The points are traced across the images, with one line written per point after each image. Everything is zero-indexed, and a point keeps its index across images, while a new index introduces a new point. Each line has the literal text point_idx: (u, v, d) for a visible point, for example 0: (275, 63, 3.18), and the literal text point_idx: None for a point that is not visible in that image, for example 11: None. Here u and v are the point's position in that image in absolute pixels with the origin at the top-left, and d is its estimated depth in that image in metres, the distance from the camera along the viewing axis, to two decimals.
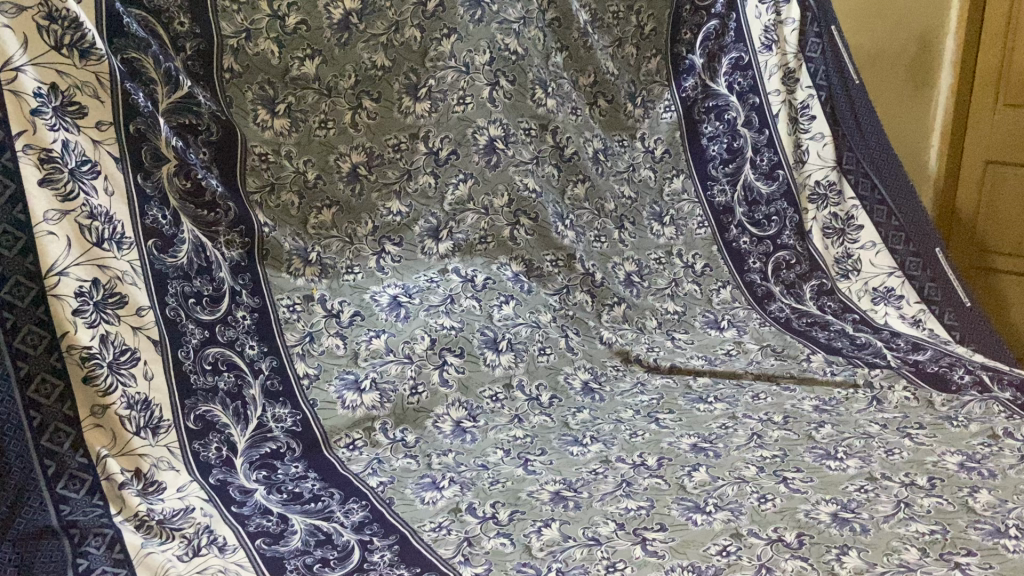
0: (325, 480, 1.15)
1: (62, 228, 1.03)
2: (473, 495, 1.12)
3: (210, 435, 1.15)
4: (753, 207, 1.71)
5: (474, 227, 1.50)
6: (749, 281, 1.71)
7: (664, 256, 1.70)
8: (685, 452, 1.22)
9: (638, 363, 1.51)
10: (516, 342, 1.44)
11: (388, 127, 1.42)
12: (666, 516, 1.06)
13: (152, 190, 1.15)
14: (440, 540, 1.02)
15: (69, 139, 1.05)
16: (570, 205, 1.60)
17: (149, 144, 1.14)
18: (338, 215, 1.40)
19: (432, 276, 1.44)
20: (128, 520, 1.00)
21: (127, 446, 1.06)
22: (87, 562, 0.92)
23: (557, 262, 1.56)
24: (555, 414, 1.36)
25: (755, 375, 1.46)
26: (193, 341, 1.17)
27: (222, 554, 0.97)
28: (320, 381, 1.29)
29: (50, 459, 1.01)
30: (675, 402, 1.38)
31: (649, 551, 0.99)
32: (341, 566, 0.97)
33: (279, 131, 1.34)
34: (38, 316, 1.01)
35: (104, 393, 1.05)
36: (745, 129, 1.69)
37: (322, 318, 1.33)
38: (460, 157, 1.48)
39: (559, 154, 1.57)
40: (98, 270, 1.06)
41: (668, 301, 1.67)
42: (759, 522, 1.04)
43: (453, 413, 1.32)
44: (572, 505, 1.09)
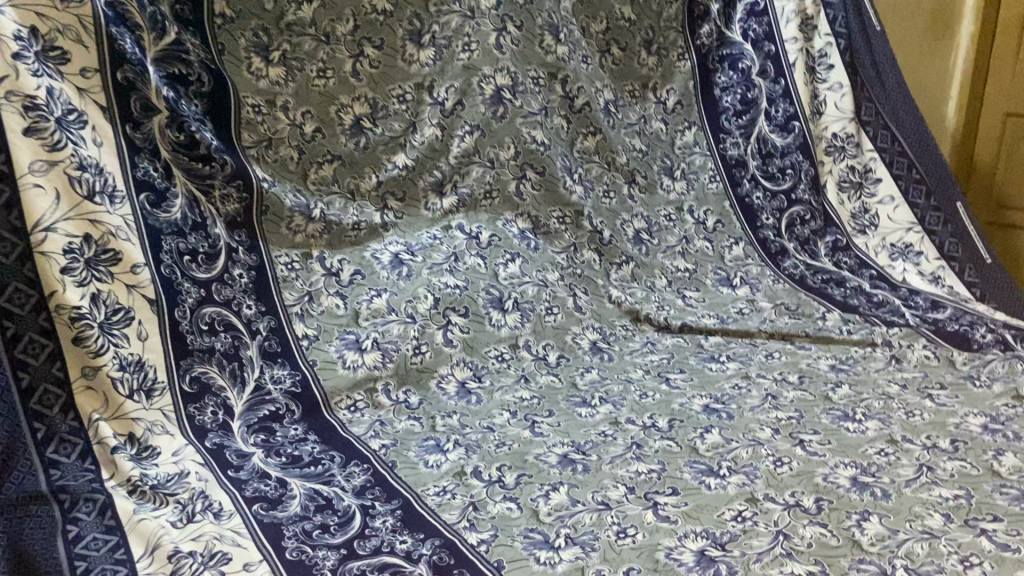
0: (326, 443, 1.11)
1: (50, 181, 0.98)
2: (478, 458, 1.08)
3: (206, 398, 1.11)
4: (767, 160, 1.65)
5: (479, 181, 1.44)
6: (762, 237, 1.64)
7: (675, 214, 1.63)
8: (697, 414, 1.17)
9: (648, 322, 1.46)
10: (524, 302, 1.39)
11: (391, 77, 1.35)
12: (678, 480, 1.02)
13: (142, 142, 1.09)
14: (445, 505, 0.99)
15: (53, 87, 0.99)
16: (579, 157, 1.54)
17: (139, 93, 1.08)
18: (341, 170, 1.33)
19: (435, 233, 1.38)
20: (121, 485, 0.96)
21: (121, 410, 1.02)
22: (77, 529, 0.89)
23: (564, 219, 1.51)
24: (563, 373, 1.32)
25: (769, 334, 1.41)
26: (189, 300, 1.12)
27: (218, 520, 0.93)
28: (320, 342, 1.24)
29: (39, 422, 0.97)
30: (687, 361, 1.34)
31: (661, 516, 0.95)
32: (342, 532, 0.93)
33: (274, 80, 1.26)
34: (24, 274, 0.97)
35: (96, 354, 1.01)
36: (760, 78, 1.63)
37: (321, 278, 1.27)
38: (466, 108, 1.41)
39: (568, 105, 1.52)
40: (89, 225, 1.02)
41: (678, 258, 1.61)
42: (776, 486, 1.00)
43: (458, 373, 1.29)
44: (581, 468, 1.05)
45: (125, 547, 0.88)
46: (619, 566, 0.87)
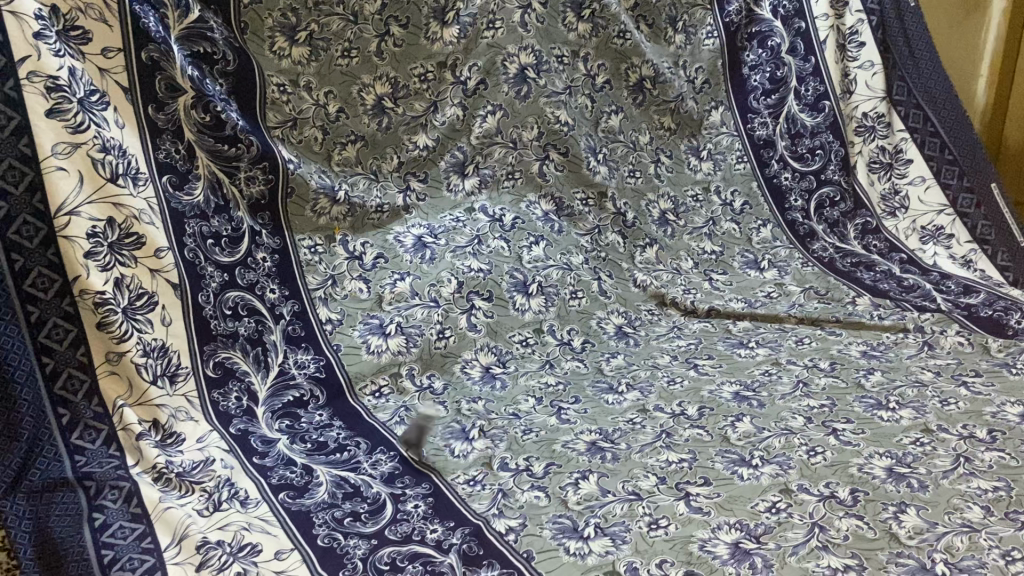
0: (351, 429, 1.10)
1: (73, 163, 0.96)
2: (506, 447, 1.06)
3: (230, 383, 1.10)
4: (796, 141, 1.62)
5: (502, 161, 1.41)
6: (790, 220, 1.62)
7: (701, 193, 1.62)
8: (727, 402, 1.15)
9: (674, 306, 1.44)
10: (548, 286, 1.36)
11: (413, 56, 1.33)
12: (710, 470, 1.00)
13: (165, 123, 1.07)
14: (474, 494, 0.97)
15: (76, 67, 0.97)
16: (605, 137, 1.51)
17: (163, 74, 1.06)
18: (364, 151, 1.31)
19: (458, 215, 1.37)
20: (146, 473, 0.95)
21: (146, 395, 1.01)
22: (103, 517, 0.88)
23: (589, 200, 1.48)
24: (588, 359, 1.30)
25: (798, 319, 1.38)
26: (212, 284, 1.11)
27: (244, 508, 0.92)
28: (344, 326, 1.23)
29: (64, 408, 0.96)
30: (715, 347, 1.32)
31: (693, 507, 0.94)
32: (373, 520, 0.92)
33: (298, 60, 1.24)
34: (48, 258, 0.95)
35: (120, 339, 1.00)
36: (790, 56, 1.58)
37: (344, 261, 1.26)
38: (489, 88, 1.38)
39: (593, 83, 1.49)
40: (112, 209, 1.00)
41: (705, 241, 1.59)
42: (810, 476, 0.98)
43: (482, 358, 1.27)
44: (610, 457, 1.03)
45: (152, 536, 0.87)
46: (651, 558, 0.86)
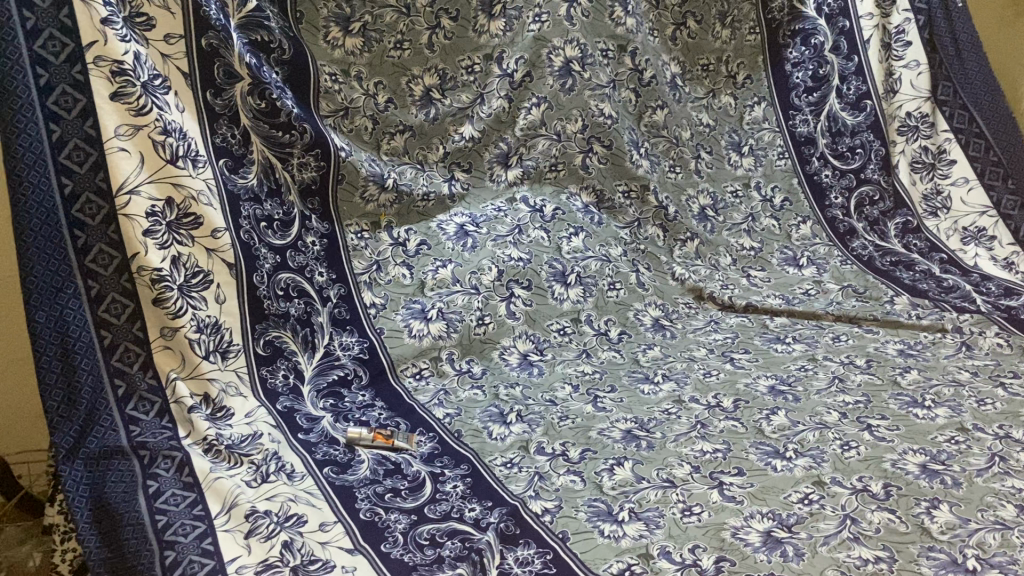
0: (391, 410, 1.13)
1: (134, 145, 1.00)
2: (542, 433, 1.08)
3: (278, 361, 1.13)
4: (838, 139, 1.61)
5: (545, 154, 1.43)
6: (829, 217, 1.62)
7: (741, 189, 1.63)
8: (763, 395, 1.16)
9: (711, 301, 1.45)
10: (586, 276, 1.38)
11: (461, 49, 1.36)
12: (744, 461, 1.02)
13: (222, 109, 1.11)
14: (512, 476, 0.99)
15: (140, 51, 1.01)
16: (647, 131, 1.53)
17: (221, 60, 1.10)
18: (411, 141, 1.35)
19: (500, 205, 1.40)
20: (197, 444, 0.99)
21: (197, 370, 1.05)
22: (156, 484, 0.92)
23: (630, 193, 1.50)
24: (625, 350, 1.31)
25: (836, 317, 1.39)
26: (266, 266, 1.15)
27: (291, 481, 0.96)
28: (387, 310, 1.26)
29: (119, 379, 1.00)
30: (752, 341, 1.33)
31: (727, 496, 0.95)
32: (413, 497, 0.95)
33: (349, 50, 1.28)
34: (108, 235, 0.99)
35: (174, 316, 1.03)
36: (833, 55, 1.57)
37: (388, 247, 1.30)
38: (535, 80, 1.40)
39: (638, 79, 1.49)
40: (171, 189, 1.04)
41: (744, 237, 1.60)
42: (843, 470, 0.99)
43: (520, 346, 1.29)
44: (645, 445, 1.05)
45: (203, 504, 0.91)
46: (684, 543, 0.88)
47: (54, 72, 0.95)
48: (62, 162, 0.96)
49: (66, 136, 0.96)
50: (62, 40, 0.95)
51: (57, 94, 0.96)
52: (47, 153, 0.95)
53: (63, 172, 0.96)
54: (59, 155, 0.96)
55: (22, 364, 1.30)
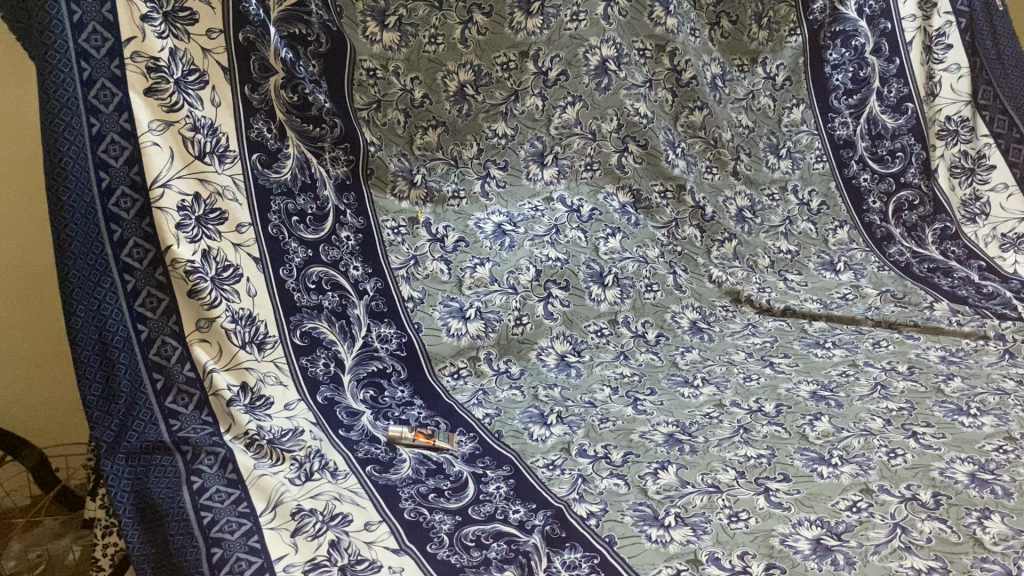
0: (431, 408, 1.13)
1: (166, 139, 0.99)
2: (584, 435, 1.07)
3: (318, 350, 1.12)
4: (876, 142, 1.59)
5: (580, 152, 1.42)
6: (867, 221, 1.60)
7: (777, 192, 1.61)
8: (805, 400, 1.15)
9: (749, 304, 1.44)
10: (624, 277, 1.37)
11: (497, 44, 1.34)
12: (789, 467, 1.01)
13: (259, 104, 1.10)
14: (555, 479, 0.99)
15: (175, 48, 1.00)
16: (684, 132, 1.52)
17: (257, 55, 1.09)
18: (444, 137, 1.35)
19: (537, 204, 1.39)
20: (237, 439, 0.98)
21: (235, 360, 1.03)
22: (200, 481, 0.91)
23: (666, 193, 1.48)
24: (663, 352, 1.30)
25: (875, 323, 1.37)
26: (295, 260, 1.13)
27: (334, 479, 0.95)
28: (425, 305, 1.26)
29: (158, 373, 0.98)
30: (791, 346, 1.31)
31: (773, 502, 0.94)
32: (457, 497, 0.95)
33: (388, 45, 1.27)
34: (143, 229, 0.98)
35: (210, 307, 1.01)
36: (874, 57, 1.56)
37: (426, 242, 1.30)
38: (570, 79, 1.39)
39: (675, 79, 1.48)
40: (200, 184, 1.03)
41: (781, 239, 1.59)
42: (890, 477, 0.98)
43: (558, 347, 1.29)
44: (688, 449, 1.04)
45: (248, 500, 0.90)
46: (732, 549, 0.86)
47: (95, 67, 0.94)
48: (100, 156, 0.95)
49: (105, 129, 0.95)
50: (103, 35, 0.94)
51: (97, 88, 0.94)
52: (87, 146, 0.94)
53: (101, 166, 0.95)
54: (97, 149, 0.95)
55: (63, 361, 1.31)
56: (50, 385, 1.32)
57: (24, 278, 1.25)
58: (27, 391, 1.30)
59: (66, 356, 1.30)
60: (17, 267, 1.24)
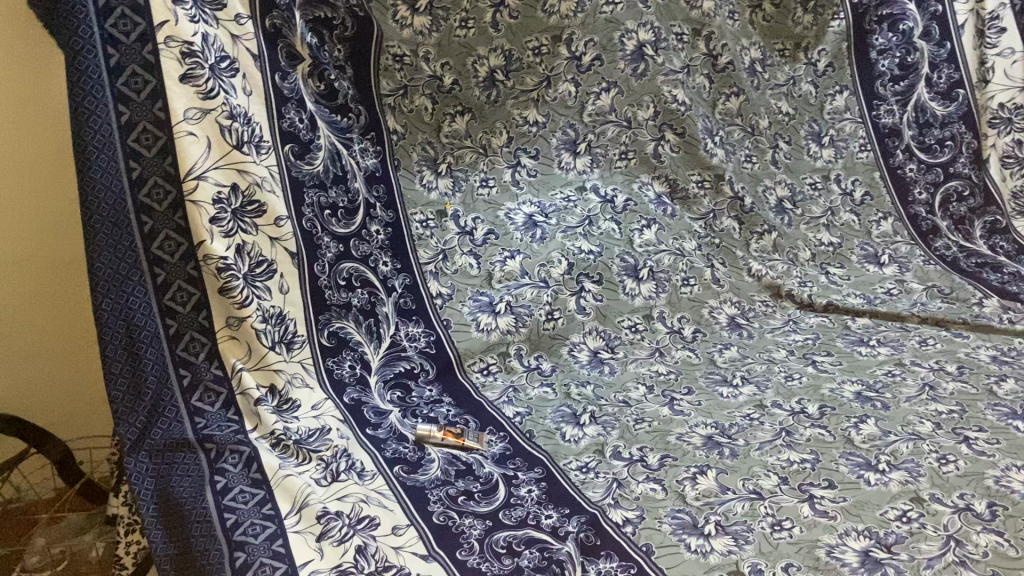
0: (460, 407, 1.10)
1: (202, 129, 0.94)
2: (618, 436, 1.03)
3: (344, 352, 1.09)
4: (924, 131, 1.52)
5: (615, 141, 1.38)
6: (913, 214, 1.54)
7: (821, 181, 1.56)
8: (850, 402, 1.10)
9: (790, 299, 1.38)
10: (659, 271, 1.33)
11: (529, 28, 1.28)
12: (835, 473, 0.96)
13: (290, 92, 1.06)
14: (588, 482, 0.95)
15: (210, 33, 0.95)
16: (722, 120, 1.47)
17: (284, 41, 1.05)
18: (473, 124, 1.31)
19: (570, 194, 1.35)
20: (264, 438, 0.96)
21: (263, 361, 1.00)
22: (225, 481, 0.89)
23: (704, 183, 1.43)
24: (700, 350, 1.26)
25: (921, 319, 1.31)
26: (328, 255, 1.10)
27: (361, 481, 0.92)
28: (453, 301, 1.23)
29: (185, 369, 0.96)
30: (834, 344, 1.26)
31: (818, 511, 0.90)
32: (487, 501, 0.91)
33: (418, 30, 1.23)
34: (175, 221, 0.94)
35: (240, 305, 0.98)
36: (923, 42, 1.48)
37: (455, 236, 1.27)
38: (605, 64, 1.33)
39: (712, 64, 1.43)
40: (237, 176, 0.98)
41: (823, 232, 1.53)
42: (942, 486, 0.93)
43: (590, 342, 1.25)
44: (728, 453, 0.99)
45: (273, 503, 0.87)
46: (776, 561, 0.82)
47: (124, 53, 0.90)
48: (131, 145, 0.91)
49: (135, 118, 0.91)
50: (133, 19, 0.89)
51: (127, 75, 0.90)
52: (115, 136, 0.91)
53: (131, 155, 0.91)
54: (127, 138, 0.91)
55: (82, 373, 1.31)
56: (70, 392, 1.31)
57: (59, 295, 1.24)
58: (48, 386, 1.28)
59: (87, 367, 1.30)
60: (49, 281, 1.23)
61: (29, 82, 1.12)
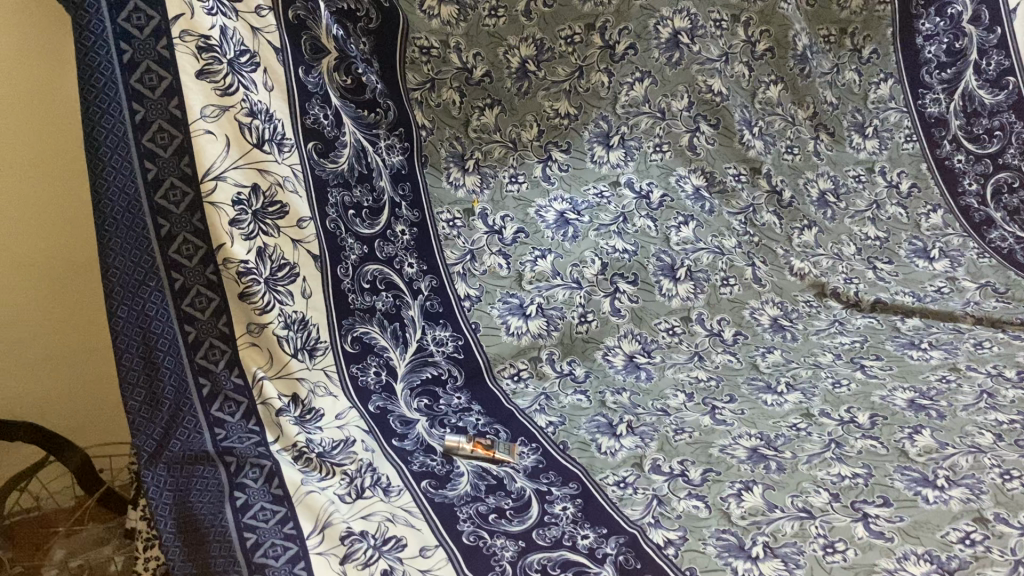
0: (490, 415, 1.05)
1: (221, 127, 0.90)
2: (658, 448, 0.98)
3: (369, 358, 1.05)
4: (973, 120, 1.45)
5: (648, 133, 1.31)
6: (964, 206, 1.45)
7: (864, 173, 1.49)
8: (903, 411, 1.04)
9: (835, 298, 1.31)
10: (697, 271, 1.27)
11: (562, 16, 1.23)
12: (889, 488, 0.90)
13: (315, 87, 1.01)
14: (627, 499, 0.90)
15: (228, 26, 0.91)
16: (761, 110, 1.39)
17: (308, 33, 1.00)
18: (502, 117, 1.25)
19: (603, 189, 1.29)
20: (286, 451, 0.91)
21: (286, 368, 0.96)
22: (245, 497, 0.85)
23: (740, 176, 1.36)
24: (742, 353, 1.20)
25: (976, 320, 1.24)
26: (351, 257, 1.05)
27: (387, 498, 0.88)
28: (482, 303, 1.18)
29: (204, 378, 0.91)
30: (883, 347, 1.20)
31: (874, 531, 0.84)
32: (519, 519, 0.86)
33: (446, 20, 1.17)
34: (193, 224, 0.90)
35: (262, 311, 0.93)
36: (972, 26, 1.41)
37: (483, 235, 1.22)
38: (638, 53, 1.27)
39: (751, 51, 1.36)
40: (257, 175, 0.93)
41: (868, 225, 1.44)
42: (1007, 504, 0.86)
43: (626, 347, 1.19)
44: (774, 466, 0.94)
45: (294, 521, 0.83)
46: None
47: (139, 48, 0.85)
48: (146, 145, 0.87)
49: (150, 117, 0.87)
50: (147, 13, 0.85)
51: (142, 71, 0.86)
52: (129, 136, 0.86)
53: (146, 155, 0.87)
54: (142, 137, 0.87)
55: (97, 384, 1.28)
56: (87, 401, 1.28)
57: (72, 306, 1.21)
58: (62, 396, 1.25)
59: (103, 377, 1.27)
60: (63, 292, 1.20)
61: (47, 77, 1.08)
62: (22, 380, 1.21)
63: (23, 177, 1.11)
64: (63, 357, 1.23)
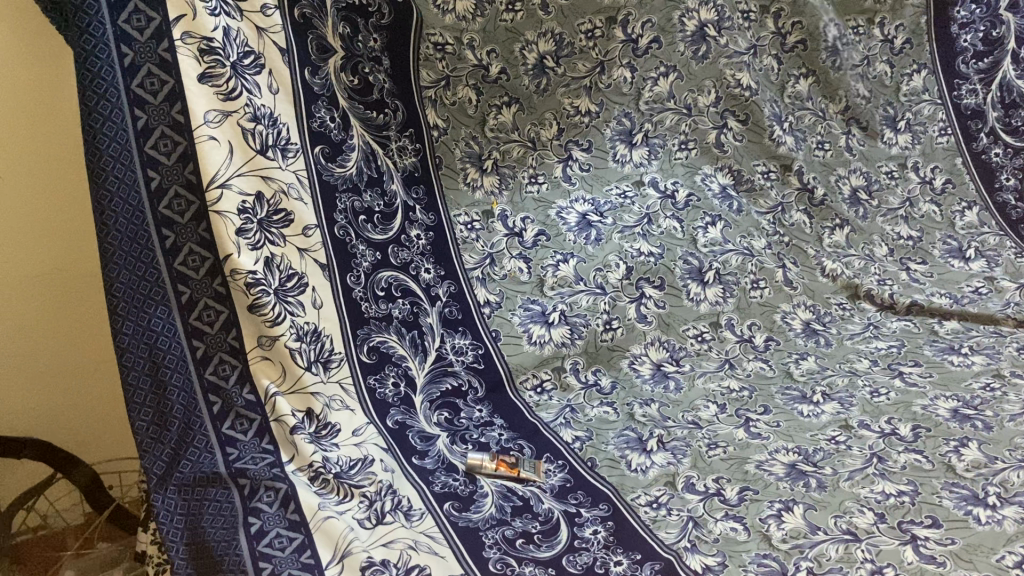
0: (513, 429, 1.01)
1: (224, 132, 0.85)
2: (690, 465, 0.93)
3: (386, 368, 1.00)
4: (1010, 111, 1.38)
5: (673, 130, 1.26)
6: (1000, 202, 1.40)
7: (896, 170, 1.42)
8: (946, 422, 0.98)
9: (869, 300, 1.26)
10: (726, 274, 1.23)
11: (581, 9, 1.17)
12: (937, 508, 0.85)
13: (321, 88, 0.97)
14: (660, 521, 0.85)
15: (231, 26, 0.86)
16: (790, 104, 1.35)
17: (315, 32, 0.96)
18: (520, 116, 1.20)
19: (626, 190, 1.24)
20: (301, 471, 0.88)
21: (298, 383, 0.91)
22: (259, 523, 0.81)
23: (770, 174, 1.31)
24: (774, 361, 1.15)
25: (1018, 323, 1.18)
26: (364, 265, 1.01)
27: (409, 523, 0.83)
28: (503, 310, 1.14)
29: (214, 395, 0.87)
30: (921, 352, 1.15)
31: (924, 556, 0.79)
32: (548, 544, 0.82)
33: (461, 15, 1.12)
34: (199, 234, 0.85)
35: (273, 324, 0.89)
36: (1010, 13, 1.34)
37: (503, 238, 1.17)
38: (663, 47, 1.22)
39: (780, 43, 1.31)
40: (262, 183, 0.89)
41: (902, 224, 1.39)
42: None
43: (653, 355, 1.15)
44: (814, 484, 0.89)
45: (312, 550, 0.79)
46: None
47: (139, 51, 0.81)
48: (149, 153, 0.82)
49: (153, 123, 0.82)
50: (148, 14, 0.81)
51: (142, 76, 0.81)
52: (132, 144, 0.82)
53: (149, 163, 0.83)
54: (144, 145, 0.82)
55: (102, 398, 1.24)
56: (94, 414, 1.24)
57: (73, 318, 1.17)
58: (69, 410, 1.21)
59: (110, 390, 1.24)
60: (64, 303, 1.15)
61: (34, 73, 1.03)
62: (20, 393, 1.16)
63: (15, 179, 1.06)
64: (65, 371, 1.19)
